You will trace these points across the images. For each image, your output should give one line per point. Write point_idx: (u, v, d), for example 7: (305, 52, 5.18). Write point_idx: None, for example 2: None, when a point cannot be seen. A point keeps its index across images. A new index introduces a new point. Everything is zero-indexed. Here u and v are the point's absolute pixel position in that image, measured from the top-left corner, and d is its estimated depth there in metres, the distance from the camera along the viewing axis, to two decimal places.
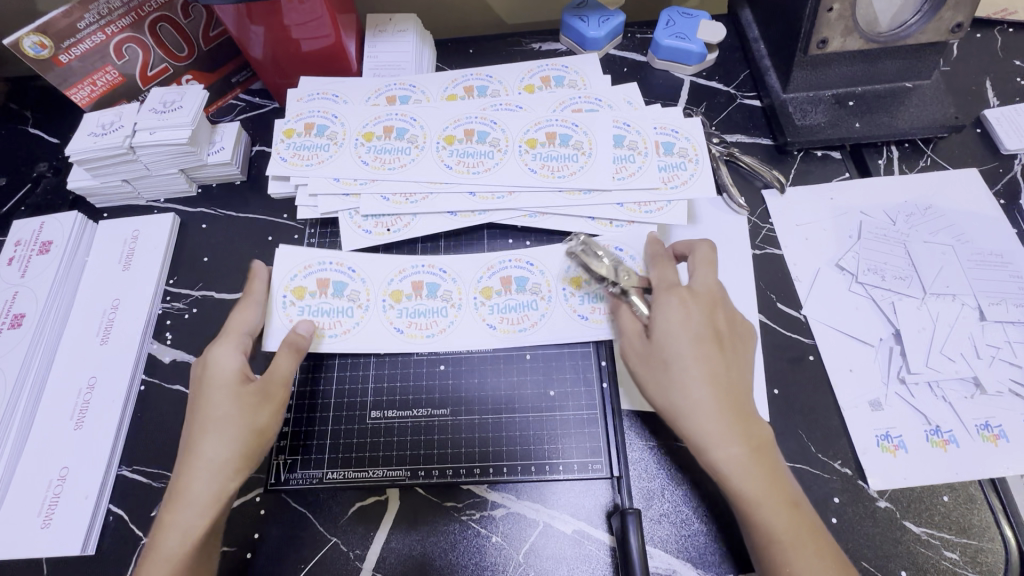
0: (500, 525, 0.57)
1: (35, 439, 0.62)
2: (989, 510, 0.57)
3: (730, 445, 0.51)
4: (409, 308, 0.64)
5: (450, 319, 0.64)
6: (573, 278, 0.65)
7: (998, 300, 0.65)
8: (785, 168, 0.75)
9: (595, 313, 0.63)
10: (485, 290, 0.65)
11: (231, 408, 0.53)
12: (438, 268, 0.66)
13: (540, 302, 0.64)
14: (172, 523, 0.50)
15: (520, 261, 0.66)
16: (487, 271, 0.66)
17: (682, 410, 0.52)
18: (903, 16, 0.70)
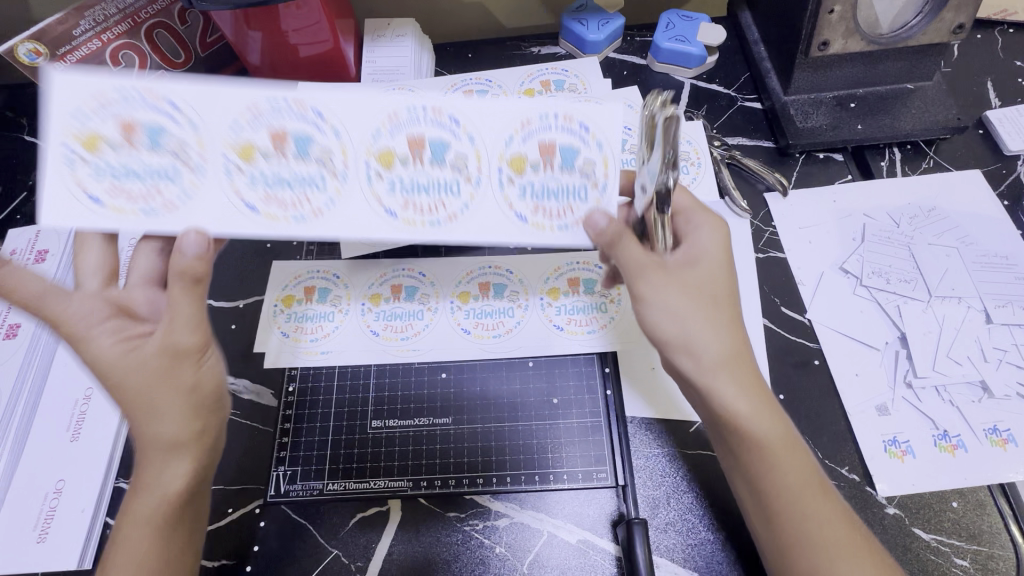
0: (503, 535, 0.56)
1: (31, 452, 0.61)
2: (999, 516, 0.56)
3: (756, 392, 0.47)
4: (260, 173, 0.51)
5: (327, 196, 0.51)
6: (513, 159, 0.52)
7: (1005, 302, 0.64)
8: (787, 171, 0.75)
9: (536, 212, 0.52)
10: (382, 154, 0.52)
11: (137, 387, 0.46)
12: (309, 117, 0.51)
13: (463, 184, 0.52)
14: (128, 530, 0.46)
15: (441, 116, 0.52)
16: (387, 124, 0.52)
17: (717, 347, 0.47)
18: (905, 17, 0.69)
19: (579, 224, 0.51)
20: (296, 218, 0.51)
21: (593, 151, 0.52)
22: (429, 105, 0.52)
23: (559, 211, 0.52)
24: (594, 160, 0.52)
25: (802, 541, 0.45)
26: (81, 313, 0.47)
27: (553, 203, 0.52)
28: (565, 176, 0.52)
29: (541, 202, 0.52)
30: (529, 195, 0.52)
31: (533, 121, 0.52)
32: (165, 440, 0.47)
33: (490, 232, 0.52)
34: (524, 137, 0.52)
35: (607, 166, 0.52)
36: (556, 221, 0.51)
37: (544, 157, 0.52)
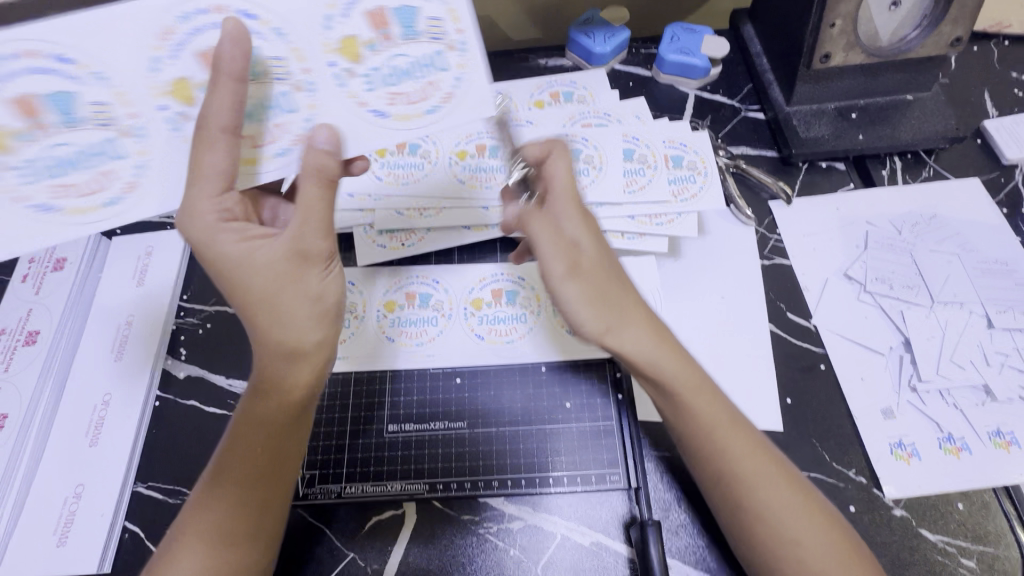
0: (517, 537, 0.57)
1: (50, 456, 0.62)
2: (1003, 517, 0.57)
3: (653, 337, 0.53)
4: (53, 155, 0.46)
5: (136, 162, 0.48)
6: (343, 44, 0.47)
7: (1006, 307, 0.66)
8: (790, 179, 0.77)
9: (393, 101, 0.50)
10: (176, 86, 0.45)
11: (262, 289, 0.47)
12: (66, 71, 0.43)
13: (296, 94, 0.48)
14: (247, 432, 0.50)
15: (228, 14, 0.44)
16: (163, 46, 0.44)
17: (621, 323, 0.52)
18: (904, 31, 0.71)
19: (449, 100, 0.51)
20: (111, 202, 0.48)
21: (435, 6, 0.47)
22: (208, 6, 0.44)
23: (420, 92, 0.50)
24: (440, 18, 0.48)
25: (729, 478, 0.51)
26: (223, 168, 0.45)
27: (409, 84, 0.49)
28: (413, 48, 0.48)
29: (393, 87, 0.49)
30: (377, 83, 0.49)
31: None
32: (290, 345, 0.48)
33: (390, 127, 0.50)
34: (345, 11, 0.46)
35: (455, 20, 0.49)
36: (420, 105, 0.50)
37: (378, 33, 0.47)
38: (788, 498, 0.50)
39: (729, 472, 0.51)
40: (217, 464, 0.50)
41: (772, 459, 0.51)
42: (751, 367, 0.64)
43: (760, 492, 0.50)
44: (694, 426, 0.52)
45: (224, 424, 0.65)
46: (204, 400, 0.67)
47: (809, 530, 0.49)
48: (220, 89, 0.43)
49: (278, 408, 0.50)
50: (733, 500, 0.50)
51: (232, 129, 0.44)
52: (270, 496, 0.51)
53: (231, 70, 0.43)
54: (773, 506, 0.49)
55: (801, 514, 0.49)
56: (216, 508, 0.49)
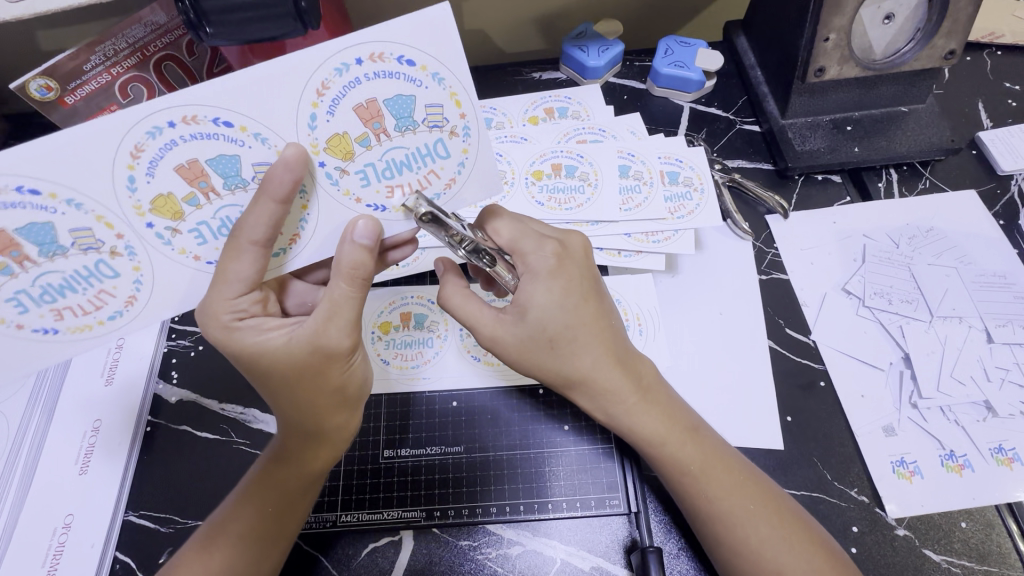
0: (516, 563, 0.56)
1: (38, 487, 0.61)
2: (1007, 535, 0.57)
3: (629, 389, 0.52)
4: (45, 283, 0.44)
5: (131, 278, 0.46)
6: (333, 141, 0.44)
7: (1005, 321, 0.65)
8: (786, 193, 0.76)
9: (393, 194, 0.48)
10: (158, 203, 0.43)
11: (282, 378, 0.47)
12: (38, 204, 0.40)
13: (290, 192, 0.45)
14: (265, 486, 0.51)
15: (201, 125, 0.41)
16: (136, 164, 0.41)
17: (583, 375, 0.52)
18: (897, 44, 0.71)
19: (452, 186, 0.49)
20: (110, 316, 0.47)
21: (434, 92, 0.45)
22: (176, 117, 0.41)
23: (421, 181, 0.48)
24: (440, 103, 0.45)
25: (710, 508, 0.50)
26: (248, 276, 0.44)
27: (409, 175, 0.48)
28: (410, 139, 0.46)
29: (391, 180, 0.47)
30: (374, 178, 0.47)
31: (330, 82, 0.42)
32: (319, 429, 0.50)
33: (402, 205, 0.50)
34: (330, 109, 0.43)
35: (454, 103, 0.46)
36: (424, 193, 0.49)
37: (372, 126, 0.45)
38: (771, 533, 0.49)
39: (703, 510, 0.50)
40: (231, 510, 0.51)
41: (752, 491, 0.51)
42: (750, 385, 0.64)
43: (740, 528, 0.49)
44: (665, 461, 0.52)
45: (217, 451, 0.64)
46: (197, 425, 0.65)
47: (794, 563, 0.48)
48: (260, 209, 0.42)
49: (300, 476, 0.51)
50: (713, 535, 0.50)
51: (262, 243, 0.44)
52: (273, 548, 0.50)
53: (276, 191, 0.42)
54: (753, 541, 0.49)
55: (785, 547, 0.49)
56: (221, 556, 0.48)
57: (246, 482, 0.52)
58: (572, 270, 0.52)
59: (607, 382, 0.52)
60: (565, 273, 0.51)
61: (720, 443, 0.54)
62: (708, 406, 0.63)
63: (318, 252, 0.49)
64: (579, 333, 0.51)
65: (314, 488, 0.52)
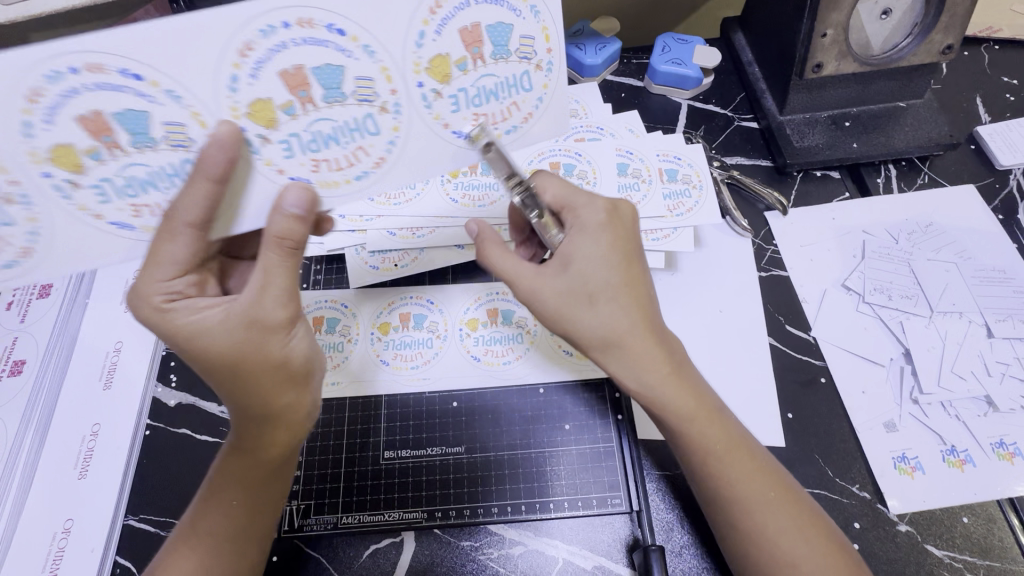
0: (519, 563, 0.56)
1: (37, 492, 0.61)
2: (1009, 530, 0.57)
3: (659, 356, 0.49)
4: (128, 175, 0.43)
5: (25, 229, 0.44)
6: (433, 63, 0.45)
7: (1005, 316, 0.65)
8: (786, 189, 0.76)
9: (318, 167, 0.47)
10: (58, 153, 0.41)
11: (222, 363, 0.45)
12: (137, 91, 0.40)
13: (381, 116, 0.46)
14: (220, 483, 0.50)
15: (316, 29, 0.41)
16: (33, 109, 0.39)
17: (614, 334, 0.48)
18: (895, 39, 0.71)
19: (528, 121, 0.50)
20: (120, 226, 0.45)
21: (529, 23, 0.45)
22: (291, 18, 0.40)
23: (501, 113, 0.49)
24: (532, 36, 0.46)
25: (729, 499, 0.50)
26: (183, 258, 0.44)
27: (495, 105, 0.48)
28: (340, 110, 0.44)
29: (316, 153, 0.46)
30: (464, 104, 0.47)
31: (255, 43, 0.40)
32: (266, 411, 0.47)
33: (430, 165, 0.49)
34: (253, 73, 0.41)
35: (546, 39, 0.46)
36: (501, 126, 0.50)
37: (470, 51, 0.45)
38: (787, 527, 0.49)
39: (722, 498, 0.50)
40: (194, 515, 0.50)
41: (773, 484, 0.50)
42: (752, 383, 0.64)
43: (756, 519, 0.49)
44: (690, 452, 0.51)
45: (217, 454, 0.63)
46: (197, 428, 0.65)
47: (808, 555, 0.48)
48: (195, 189, 0.42)
49: (263, 465, 0.49)
50: (728, 525, 0.50)
51: (197, 224, 0.43)
52: (251, 538, 0.50)
53: (210, 172, 0.42)
54: (770, 532, 0.49)
55: (800, 538, 0.48)
56: (194, 555, 0.48)
57: (214, 471, 0.50)
58: (615, 229, 0.50)
59: (642, 344, 0.49)
60: (612, 229, 0.50)
61: (745, 431, 0.52)
62: None
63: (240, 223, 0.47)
64: (619, 292, 0.48)
65: (278, 472, 0.51)
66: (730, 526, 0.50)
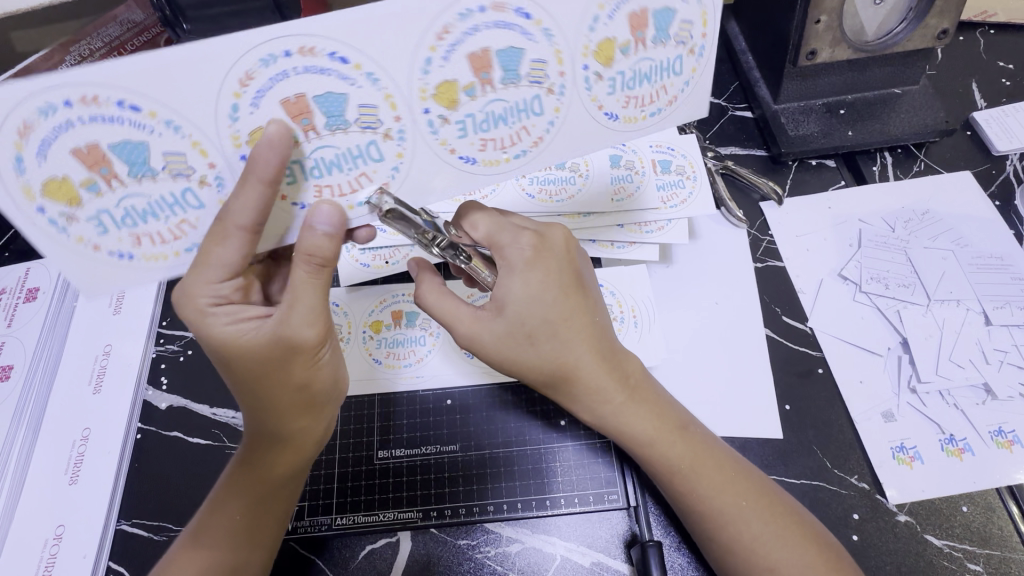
0: (516, 561, 0.55)
1: (28, 499, 0.60)
2: (1008, 518, 0.57)
3: (615, 386, 0.51)
4: (319, 156, 0.42)
5: (212, 212, 0.43)
6: (600, 45, 0.43)
7: (1002, 303, 0.65)
8: (780, 179, 0.75)
9: (485, 147, 0.45)
10: (256, 135, 0.40)
11: (245, 376, 0.46)
12: (135, 122, 0.38)
13: (546, 96, 0.44)
14: (233, 498, 0.49)
15: (503, 12, 0.40)
16: (243, 92, 0.39)
17: (563, 365, 0.49)
18: (889, 25, 0.70)
19: (670, 105, 0.47)
20: (120, 256, 0.43)
21: (691, 8, 0.43)
22: (488, 2, 0.39)
23: (650, 96, 0.46)
24: (691, 20, 0.43)
25: (703, 509, 0.49)
26: (233, 261, 0.42)
27: (646, 89, 0.45)
28: (512, 92, 0.43)
29: (485, 133, 0.45)
30: (620, 87, 0.45)
31: (453, 26, 0.39)
32: (281, 429, 0.49)
33: (584, 146, 0.47)
34: (446, 55, 0.40)
35: (705, 22, 0.43)
36: (648, 109, 0.46)
37: (634, 35, 0.43)
38: (763, 532, 0.48)
39: (698, 509, 0.50)
40: (200, 525, 0.50)
41: (750, 492, 0.50)
42: (748, 376, 0.63)
43: (732, 526, 0.49)
44: (659, 470, 0.51)
45: (210, 456, 0.63)
46: (189, 431, 0.64)
47: (789, 560, 0.47)
48: (247, 192, 0.39)
49: (273, 478, 0.50)
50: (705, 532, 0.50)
51: (251, 228, 0.41)
52: (251, 558, 0.49)
53: (263, 174, 0.39)
54: (747, 539, 0.48)
55: (780, 544, 0.48)
56: (195, 566, 0.47)
57: (223, 483, 0.51)
58: (550, 261, 0.49)
59: (593, 380, 0.50)
60: (543, 264, 0.49)
61: (710, 438, 0.53)
62: (706, 399, 0.62)
63: (408, 198, 0.47)
64: (559, 329, 0.49)
65: (285, 488, 0.51)
66: (706, 537, 0.50)
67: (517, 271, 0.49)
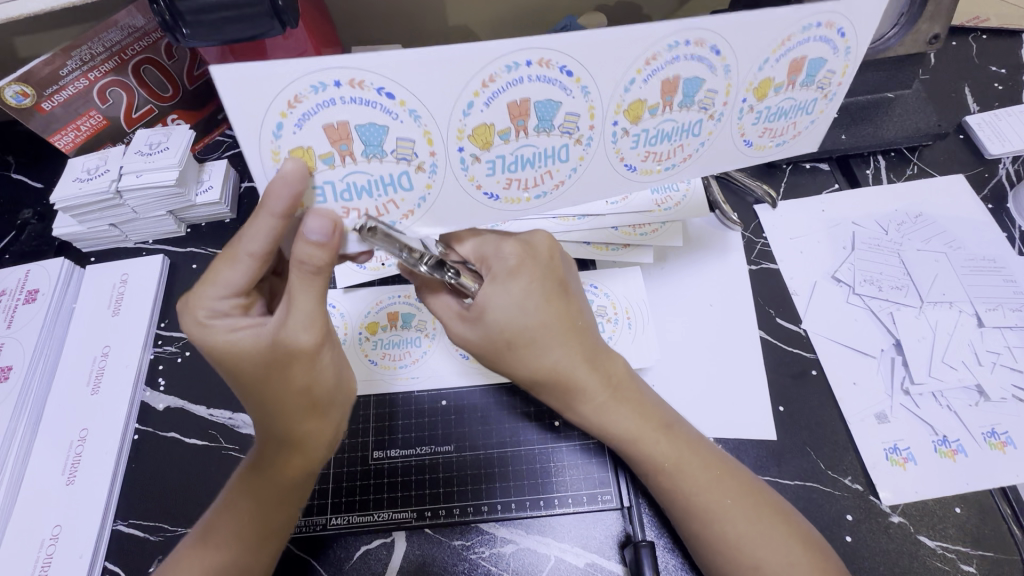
0: (510, 562, 0.55)
1: (24, 499, 0.60)
2: (1001, 519, 0.57)
3: (602, 385, 0.51)
4: (521, 154, 0.45)
5: (419, 194, 0.45)
6: (761, 84, 0.47)
7: (995, 305, 0.65)
8: (775, 182, 0.76)
9: (646, 158, 0.49)
10: (478, 131, 0.43)
11: (250, 381, 0.46)
12: (385, 107, 0.41)
13: (820, 101, 0.49)
14: (237, 503, 0.50)
15: (702, 49, 0.43)
16: (482, 92, 0.41)
17: (547, 366, 0.50)
18: (881, 29, 0.70)
19: (796, 138, 0.52)
20: None
21: (838, 60, 0.47)
22: (693, 38, 0.43)
23: (783, 130, 0.50)
24: (834, 71, 0.48)
25: (690, 508, 0.50)
26: (239, 283, 0.46)
27: (783, 123, 0.50)
28: (683, 115, 0.47)
29: (652, 146, 0.48)
30: (762, 119, 0.49)
31: (659, 55, 0.43)
32: (286, 435, 0.48)
33: (721, 168, 0.52)
34: (647, 78, 0.44)
35: (845, 73, 0.48)
36: (777, 140, 0.51)
37: (789, 78, 0.47)
38: (748, 529, 0.48)
39: (680, 505, 0.50)
40: (205, 529, 0.50)
41: (737, 492, 0.50)
42: (743, 377, 0.63)
43: (717, 524, 0.49)
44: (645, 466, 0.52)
45: (206, 456, 0.63)
46: (185, 431, 0.65)
47: (773, 558, 0.47)
48: (262, 223, 0.42)
49: (274, 485, 0.50)
50: (703, 537, 0.49)
51: (260, 256, 0.44)
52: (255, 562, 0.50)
53: (274, 207, 0.41)
54: (734, 536, 0.48)
55: (763, 543, 0.48)
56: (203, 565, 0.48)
57: (232, 484, 0.51)
58: (533, 267, 0.50)
59: (575, 378, 0.51)
60: (527, 270, 0.50)
61: (698, 436, 0.53)
62: (701, 401, 0.62)
63: (572, 199, 0.50)
64: (539, 334, 0.49)
65: (295, 495, 0.51)
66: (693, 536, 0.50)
67: (503, 278, 0.49)
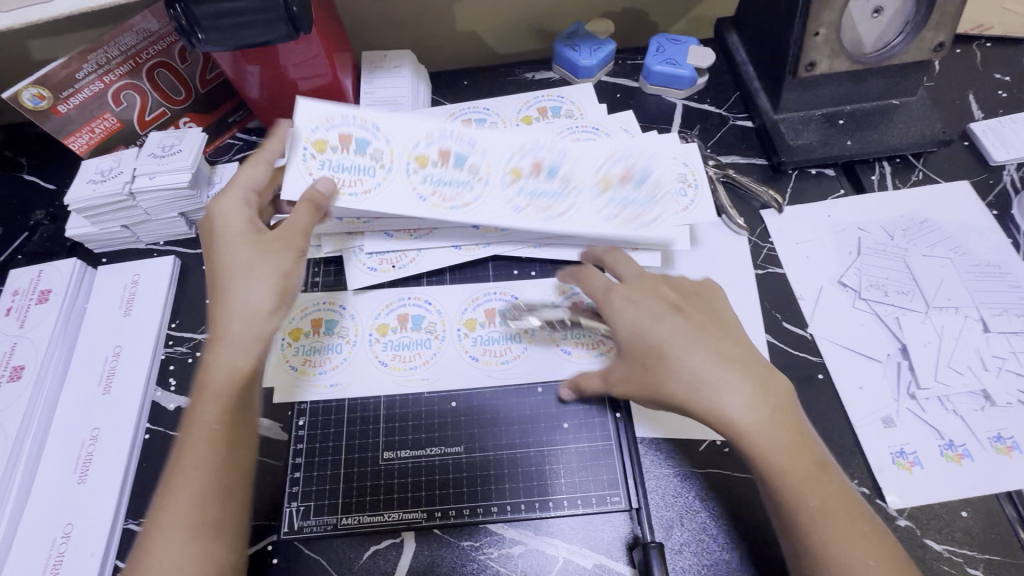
0: (519, 563, 0.56)
1: (36, 497, 0.60)
2: (1007, 523, 0.57)
3: (746, 381, 0.54)
4: (442, 174, 0.66)
5: (377, 181, 0.65)
6: (604, 180, 0.68)
7: (1000, 310, 0.66)
8: (781, 187, 0.77)
9: (529, 207, 0.66)
10: (420, 157, 0.66)
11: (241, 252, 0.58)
12: (372, 130, 0.67)
13: (661, 198, 0.68)
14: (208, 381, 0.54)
15: (557, 147, 0.69)
16: (428, 138, 0.68)
17: (693, 369, 0.54)
18: (887, 36, 0.71)
19: (652, 224, 0.67)
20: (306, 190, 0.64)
21: (660, 179, 0.69)
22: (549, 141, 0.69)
23: (638, 214, 0.67)
24: (662, 185, 0.68)
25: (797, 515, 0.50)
26: (258, 182, 0.62)
27: (630, 209, 0.67)
28: (546, 184, 0.67)
29: (530, 197, 0.66)
30: (612, 204, 0.67)
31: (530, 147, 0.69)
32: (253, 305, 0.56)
33: (587, 227, 0.66)
34: (524, 155, 0.68)
35: (669, 192, 0.69)
36: (636, 221, 0.67)
37: (624, 180, 0.68)
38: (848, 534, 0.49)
39: (798, 512, 0.50)
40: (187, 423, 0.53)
41: (833, 495, 0.51)
42: None
43: (822, 531, 0.49)
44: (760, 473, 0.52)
45: None
46: None
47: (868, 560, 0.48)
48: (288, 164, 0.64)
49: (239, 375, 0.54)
50: (785, 525, 0.51)
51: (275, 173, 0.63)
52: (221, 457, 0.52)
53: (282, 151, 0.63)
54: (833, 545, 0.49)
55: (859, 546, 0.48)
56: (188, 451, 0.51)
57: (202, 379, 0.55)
58: (640, 294, 0.59)
59: (711, 381, 0.54)
60: (653, 294, 0.59)
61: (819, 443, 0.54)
62: None
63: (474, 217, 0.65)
64: (677, 341, 0.55)
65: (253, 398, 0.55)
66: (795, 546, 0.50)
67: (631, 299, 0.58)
